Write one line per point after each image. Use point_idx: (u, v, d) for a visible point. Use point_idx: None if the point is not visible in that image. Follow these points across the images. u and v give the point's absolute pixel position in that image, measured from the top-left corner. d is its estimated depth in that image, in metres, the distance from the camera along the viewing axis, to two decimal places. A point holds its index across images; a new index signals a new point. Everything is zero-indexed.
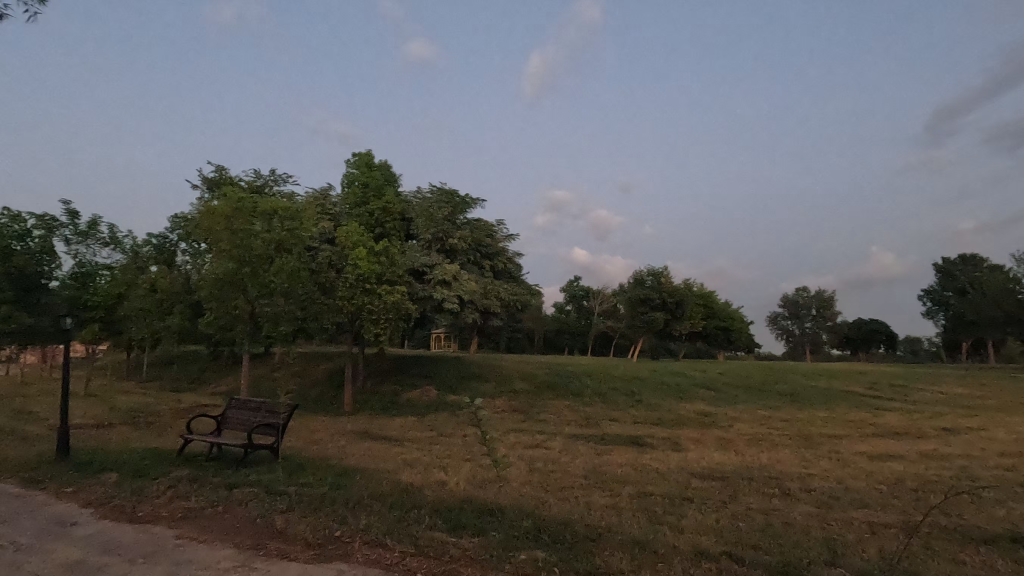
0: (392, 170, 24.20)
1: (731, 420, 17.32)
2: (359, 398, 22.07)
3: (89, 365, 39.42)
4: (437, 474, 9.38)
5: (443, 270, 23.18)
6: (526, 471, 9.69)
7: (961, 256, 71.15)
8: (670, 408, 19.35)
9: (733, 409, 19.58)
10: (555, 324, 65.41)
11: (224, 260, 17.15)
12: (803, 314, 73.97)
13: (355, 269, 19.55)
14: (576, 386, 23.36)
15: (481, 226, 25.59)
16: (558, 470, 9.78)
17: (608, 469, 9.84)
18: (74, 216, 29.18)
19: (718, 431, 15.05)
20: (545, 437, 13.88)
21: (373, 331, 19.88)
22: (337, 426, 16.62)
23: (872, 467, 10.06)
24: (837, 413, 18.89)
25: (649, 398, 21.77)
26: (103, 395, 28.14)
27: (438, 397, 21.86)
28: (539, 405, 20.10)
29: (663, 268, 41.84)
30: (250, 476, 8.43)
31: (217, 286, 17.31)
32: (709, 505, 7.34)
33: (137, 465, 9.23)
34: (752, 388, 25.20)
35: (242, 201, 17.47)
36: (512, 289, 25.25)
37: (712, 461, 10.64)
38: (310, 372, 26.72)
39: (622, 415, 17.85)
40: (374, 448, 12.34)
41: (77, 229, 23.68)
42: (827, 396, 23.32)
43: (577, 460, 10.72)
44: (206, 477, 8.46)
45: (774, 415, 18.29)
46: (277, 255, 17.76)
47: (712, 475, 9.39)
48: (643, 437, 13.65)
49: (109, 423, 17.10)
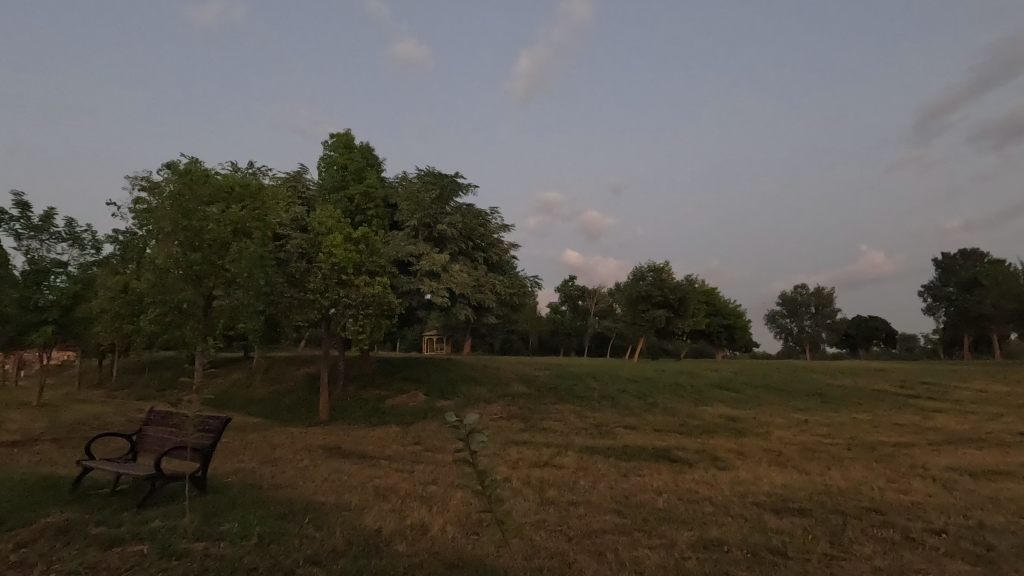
0: (374, 151, 21.66)
1: (765, 425, 14.98)
2: (338, 405, 19.54)
3: (53, 374, 36.35)
4: (417, 512, 6.93)
5: (431, 261, 20.65)
6: (536, 506, 7.24)
7: (962, 249, 69.47)
8: (690, 413, 17.02)
9: (762, 412, 17.28)
10: (550, 325, 62.88)
11: (169, 244, 14.53)
12: (802, 312, 72.03)
13: (329, 258, 17.08)
14: (581, 389, 20.95)
15: (474, 211, 23.11)
16: (580, 502, 7.34)
17: (646, 499, 7.46)
18: (25, 207, 26.54)
19: (757, 440, 12.70)
20: (553, 452, 11.47)
21: (350, 328, 17.37)
22: (307, 439, 14.10)
23: (988, 490, 7.74)
24: (879, 416, 16.63)
25: (664, 401, 19.41)
26: (59, 406, 25.42)
27: (427, 404, 19.41)
28: (541, 412, 17.66)
29: (664, 264, 39.50)
30: (150, 525, 5.96)
31: (161, 274, 14.67)
32: (818, 567, 4.95)
33: (3, 507, 6.71)
34: (773, 388, 22.90)
35: (192, 175, 14.85)
36: (508, 282, 22.80)
37: (776, 484, 8.25)
38: (285, 378, 24.08)
39: (639, 422, 15.49)
40: (342, 471, 9.87)
41: (30, 223, 20.62)
42: (857, 396, 21.07)
43: (600, 486, 8.28)
44: (90, 526, 5.99)
45: (811, 420, 15.97)
46: (235, 240, 15.19)
47: (786, 506, 7.04)
48: (671, 450, 11.31)
49: (32, 440, 14.41)
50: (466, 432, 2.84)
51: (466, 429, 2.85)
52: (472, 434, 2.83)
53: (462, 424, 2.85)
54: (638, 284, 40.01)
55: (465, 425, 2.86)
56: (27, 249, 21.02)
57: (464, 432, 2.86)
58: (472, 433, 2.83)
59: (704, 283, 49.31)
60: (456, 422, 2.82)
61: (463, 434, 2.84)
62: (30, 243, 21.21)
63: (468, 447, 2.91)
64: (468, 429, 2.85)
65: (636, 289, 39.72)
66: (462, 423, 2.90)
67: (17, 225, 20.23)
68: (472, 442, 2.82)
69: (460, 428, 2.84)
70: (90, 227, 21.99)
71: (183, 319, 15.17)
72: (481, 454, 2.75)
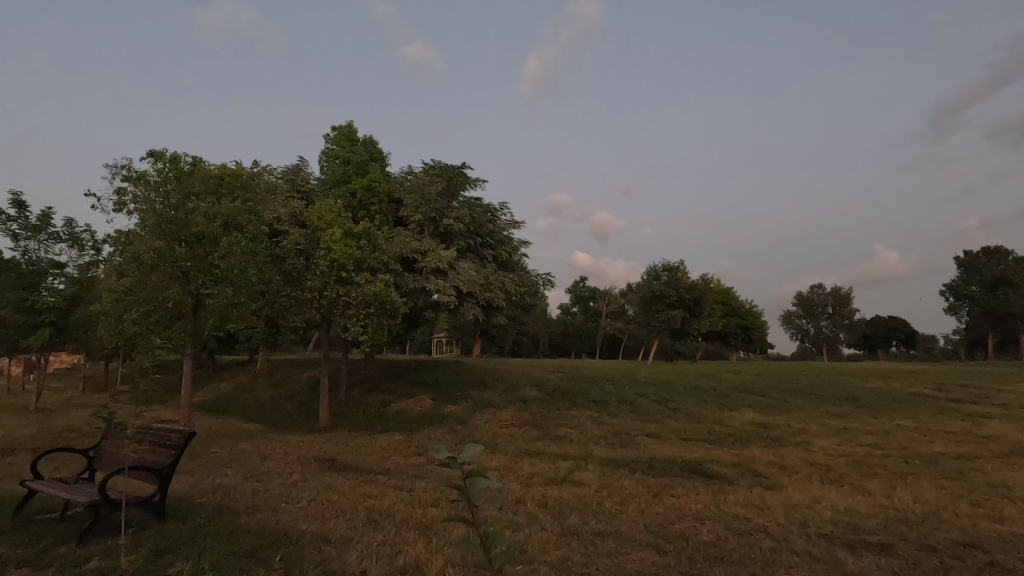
0: (377, 145, 20.60)
1: (802, 434, 13.66)
2: (340, 411, 18.46)
3: (57, 377, 35.51)
4: (416, 546, 5.78)
5: (437, 258, 19.52)
6: (557, 538, 6.05)
7: (986, 248, 67.18)
8: (717, 420, 15.73)
9: (795, 418, 15.93)
10: (560, 327, 61.58)
11: (153, 238, 13.54)
12: (819, 313, 69.91)
13: (327, 254, 16.00)
14: (596, 393, 19.69)
15: (481, 206, 21.99)
16: (609, 534, 6.16)
17: (690, 529, 6.24)
18: (22, 206, 25.64)
19: (798, 451, 11.41)
20: (572, 465, 10.26)
21: (350, 329, 16.28)
22: (302, 449, 12.99)
23: None
24: (925, 423, 15.23)
25: (686, 406, 18.12)
26: (56, 412, 24.43)
27: (433, 409, 18.23)
28: (555, 418, 16.45)
29: (679, 262, 38.06)
30: (85, 566, 4.86)
31: (145, 271, 13.69)
32: None
33: None
34: (801, 392, 21.50)
35: (178, 165, 13.79)
36: (518, 280, 21.63)
37: (840, 509, 6.96)
38: (288, 382, 23.03)
39: (663, 430, 14.22)
40: (333, 489, 8.71)
41: (27, 222, 19.41)
42: (894, 400, 19.63)
43: (630, 511, 7.07)
44: (14, 568, 4.90)
45: (851, 427, 14.59)
46: (224, 235, 14.14)
47: (862, 541, 5.79)
48: (705, 463, 10.05)
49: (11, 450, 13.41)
50: (462, 477, 1.81)
51: (457, 468, 1.80)
52: (469, 479, 1.83)
53: (450, 460, 1.76)
54: (652, 284, 38.60)
55: (456, 461, 1.78)
56: (25, 249, 19.77)
57: (457, 474, 1.86)
58: (472, 478, 1.83)
59: (721, 283, 47.63)
60: (440, 457, 1.75)
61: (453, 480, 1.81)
62: (29, 244, 20.00)
63: (471, 502, 1.87)
64: (466, 471, 1.85)
65: (649, 289, 38.34)
66: (455, 460, 1.83)
67: (14, 225, 19.04)
68: (472, 491, 1.82)
69: (452, 468, 1.82)
70: (89, 227, 20.81)
71: (169, 319, 14.15)
72: (484, 509, 1.82)
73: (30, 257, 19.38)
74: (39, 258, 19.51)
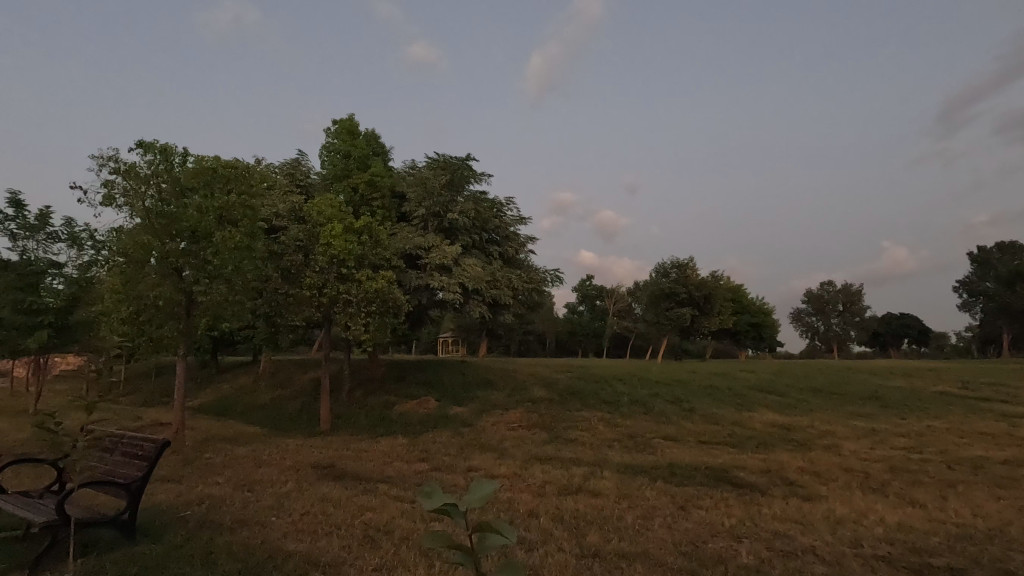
0: (379, 138, 19.90)
1: (829, 436, 12.86)
2: (342, 413, 17.79)
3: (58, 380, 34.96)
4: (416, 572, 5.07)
5: (441, 253, 18.81)
6: (577, 560, 5.33)
7: (1000, 243, 65.68)
8: (736, 421, 14.94)
9: (818, 420, 15.10)
10: (567, 326, 60.70)
11: (143, 233, 12.93)
12: (830, 310, 68.76)
13: (327, 249, 15.30)
14: (608, 394, 18.92)
15: (487, 200, 21.25)
16: (635, 556, 5.43)
17: (726, 550, 5.50)
18: (20, 206, 25.11)
19: (829, 455, 10.61)
20: (587, 471, 9.54)
21: (351, 327, 15.63)
22: (300, 454, 12.33)
23: None
24: (958, 423, 14.38)
25: (702, 407, 17.33)
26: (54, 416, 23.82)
27: (439, 411, 17.53)
28: (566, 420, 15.72)
29: (688, 259, 37.20)
30: None
31: (135, 267, 13.10)
32: None
33: None
34: (821, 391, 20.63)
35: (169, 157, 13.14)
36: (525, 277, 20.91)
37: (892, 526, 6.20)
38: (290, 383, 22.39)
39: (680, 433, 13.45)
40: (329, 500, 8.03)
41: (24, 222, 18.81)
42: (919, 399, 18.72)
43: (656, 527, 6.34)
44: None
45: (880, 429, 13.77)
46: (218, 229, 13.48)
47: (930, 567, 5.02)
48: (732, 470, 9.29)
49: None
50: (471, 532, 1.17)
51: (461, 522, 1.20)
52: (475, 537, 1.23)
53: (450, 509, 1.17)
54: (661, 281, 37.74)
55: (459, 511, 1.18)
56: (22, 249, 19.19)
57: (461, 526, 1.22)
58: (484, 533, 1.21)
59: (730, 281, 46.68)
60: (436, 505, 1.15)
61: (455, 540, 1.21)
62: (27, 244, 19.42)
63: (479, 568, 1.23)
64: (473, 521, 1.21)
65: (658, 287, 37.44)
66: (457, 508, 1.19)
67: (11, 224, 18.45)
68: (482, 554, 1.20)
69: (456, 520, 1.17)
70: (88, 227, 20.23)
71: (160, 317, 13.54)
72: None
73: (27, 257, 18.82)
74: (37, 257, 18.94)
